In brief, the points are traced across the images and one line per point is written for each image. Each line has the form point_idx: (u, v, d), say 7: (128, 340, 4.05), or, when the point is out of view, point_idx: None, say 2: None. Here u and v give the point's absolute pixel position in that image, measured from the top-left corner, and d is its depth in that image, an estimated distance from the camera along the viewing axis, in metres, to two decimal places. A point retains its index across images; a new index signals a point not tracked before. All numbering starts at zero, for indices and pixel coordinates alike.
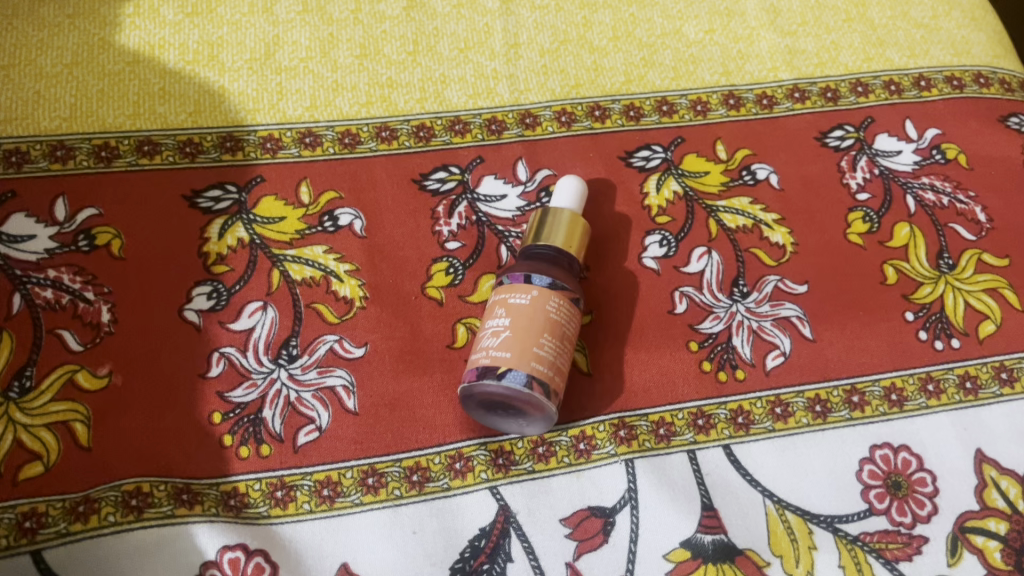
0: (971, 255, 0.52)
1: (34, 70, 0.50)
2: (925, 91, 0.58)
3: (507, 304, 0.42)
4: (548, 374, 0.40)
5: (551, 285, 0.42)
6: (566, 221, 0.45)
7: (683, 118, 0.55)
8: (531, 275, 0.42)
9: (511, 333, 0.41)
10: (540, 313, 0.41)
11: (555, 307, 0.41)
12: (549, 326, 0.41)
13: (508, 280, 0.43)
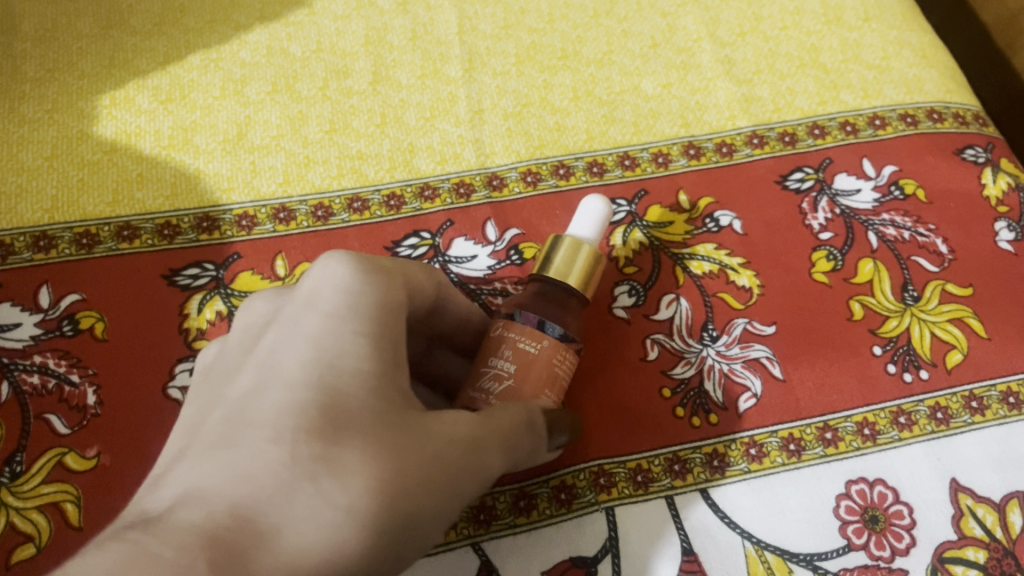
0: (935, 286, 0.53)
1: (16, 164, 0.52)
2: (880, 130, 0.59)
3: (514, 347, 0.39)
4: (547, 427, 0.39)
5: (562, 337, 0.39)
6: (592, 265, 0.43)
7: (645, 171, 0.57)
8: (545, 321, 0.40)
9: (514, 383, 0.39)
10: (547, 368, 0.39)
11: (562, 361, 0.39)
12: (555, 379, 0.39)
13: (522, 318, 0.40)
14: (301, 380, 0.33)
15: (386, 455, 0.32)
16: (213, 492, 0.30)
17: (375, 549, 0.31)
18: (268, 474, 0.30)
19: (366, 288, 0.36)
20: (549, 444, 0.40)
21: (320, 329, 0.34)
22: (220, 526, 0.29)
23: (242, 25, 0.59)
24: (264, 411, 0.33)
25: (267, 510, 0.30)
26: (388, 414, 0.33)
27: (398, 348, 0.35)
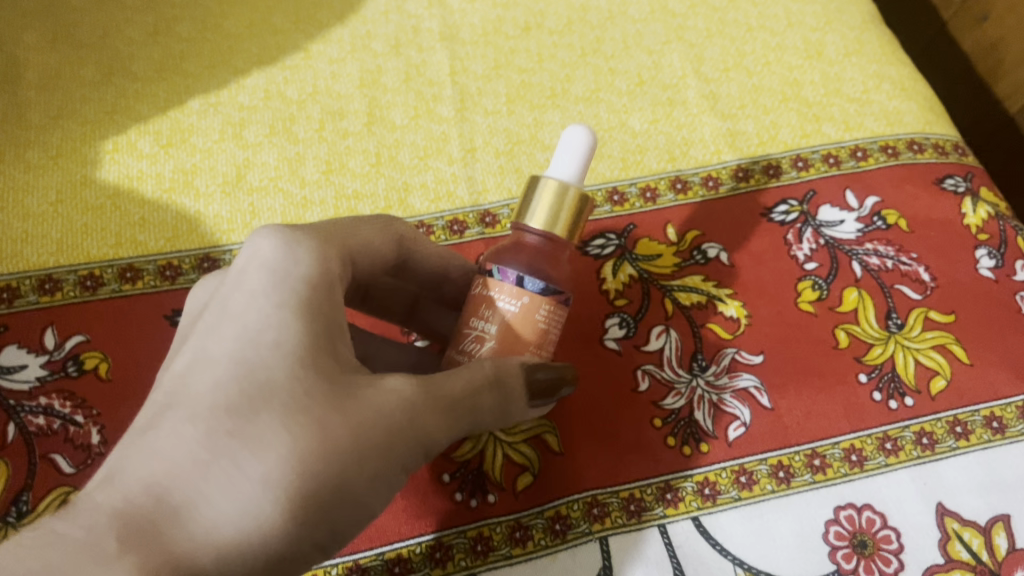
0: (918, 313, 0.55)
1: (22, 210, 0.53)
2: (862, 162, 0.61)
3: (495, 307, 0.37)
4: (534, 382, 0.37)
5: (543, 290, 0.37)
6: (578, 208, 0.39)
7: (633, 206, 0.59)
8: (525, 276, 0.37)
9: (497, 344, 0.37)
10: (529, 323, 0.37)
11: (548, 315, 0.37)
12: (539, 332, 0.37)
13: (501, 274, 0.37)
14: (227, 359, 0.33)
15: (310, 431, 0.32)
16: (132, 471, 0.32)
17: (302, 523, 0.32)
18: (186, 453, 0.32)
19: (289, 264, 0.36)
20: (537, 399, 0.38)
21: (246, 306, 0.35)
22: (134, 505, 0.31)
23: (240, 69, 0.60)
24: (194, 389, 0.33)
25: (197, 501, 0.31)
26: (316, 385, 0.33)
27: (327, 321, 0.35)
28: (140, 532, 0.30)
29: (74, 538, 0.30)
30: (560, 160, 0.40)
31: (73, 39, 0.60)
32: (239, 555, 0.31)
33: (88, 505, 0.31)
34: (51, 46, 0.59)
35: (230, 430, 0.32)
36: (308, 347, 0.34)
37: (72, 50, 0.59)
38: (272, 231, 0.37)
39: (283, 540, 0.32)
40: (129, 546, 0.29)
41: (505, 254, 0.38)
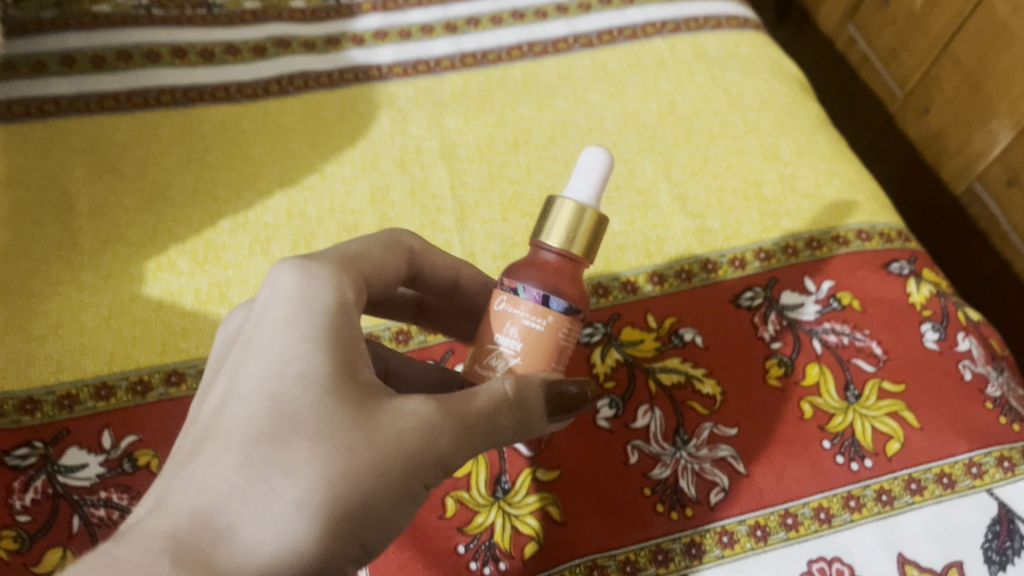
0: (873, 384, 0.62)
1: (78, 325, 0.60)
2: (817, 250, 0.69)
3: (520, 325, 0.40)
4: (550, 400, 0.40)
5: (568, 310, 0.40)
6: (593, 228, 0.42)
7: (616, 298, 0.66)
8: (550, 295, 0.39)
9: (522, 359, 0.40)
10: (550, 341, 0.40)
11: (567, 330, 0.40)
12: (558, 349, 0.40)
13: (525, 292, 0.40)
14: (259, 391, 0.35)
15: (341, 453, 0.34)
16: (177, 500, 0.33)
17: (338, 545, 0.34)
18: (224, 479, 0.33)
19: (308, 293, 0.38)
20: (554, 414, 0.41)
21: (270, 338, 0.37)
22: (181, 530, 0.32)
23: (264, 191, 0.69)
24: (228, 418, 0.35)
25: (240, 526, 0.32)
26: (344, 412, 0.35)
27: (349, 346, 0.37)
28: (191, 552, 0.31)
29: (128, 560, 0.30)
30: (577, 183, 0.43)
31: (118, 172, 0.68)
32: None
33: (138, 531, 0.32)
34: (98, 178, 0.67)
35: (265, 457, 0.34)
36: (334, 374, 0.36)
37: (117, 181, 0.67)
38: (290, 262, 0.40)
39: (320, 564, 0.33)
40: (185, 566, 0.30)
41: (526, 269, 0.41)
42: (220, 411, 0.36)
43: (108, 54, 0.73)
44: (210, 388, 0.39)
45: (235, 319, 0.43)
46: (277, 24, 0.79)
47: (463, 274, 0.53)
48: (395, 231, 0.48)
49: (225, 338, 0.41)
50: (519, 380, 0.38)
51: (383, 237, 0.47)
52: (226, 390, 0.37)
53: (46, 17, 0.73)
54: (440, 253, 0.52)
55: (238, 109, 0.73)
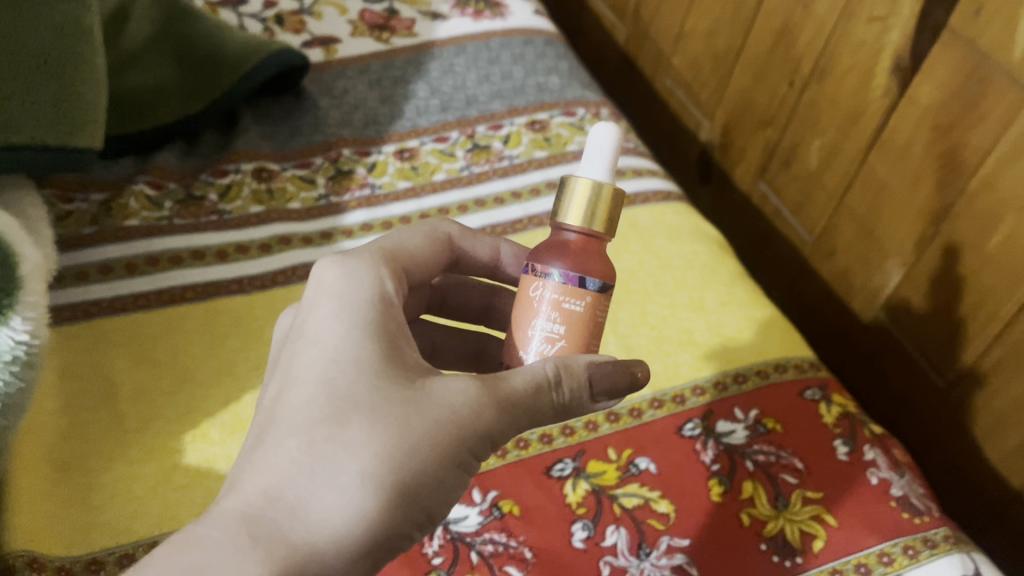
0: (797, 494, 0.74)
1: (130, 494, 0.71)
2: (743, 384, 0.82)
3: (562, 309, 0.50)
4: (589, 381, 0.50)
5: (600, 289, 0.51)
6: (612, 197, 0.52)
7: (581, 436, 0.78)
8: (585, 278, 0.50)
9: (565, 340, 0.51)
10: (589, 320, 0.51)
11: (600, 308, 0.51)
12: (595, 326, 0.51)
13: (561, 278, 0.50)
14: (316, 380, 0.48)
15: (390, 428, 0.46)
16: (254, 476, 0.46)
17: (394, 503, 0.46)
18: (290, 460, 0.46)
19: (349, 292, 0.51)
20: (596, 395, 0.51)
21: (323, 330, 0.50)
22: (258, 505, 0.44)
23: None
24: (290, 405, 0.48)
25: (308, 496, 0.45)
26: (390, 392, 0.48)
27: (386, 332, 0.50)
28: (265, 523, 0.44)
29: (213, 537, 0.43)
30: (598, 154, 0.53)
31: (154, 359, 0.80)
32: (349, 533, 0.45)
33: (217, 510, 0.45)
34: (138, 366, 0.80)
35: (325, 437, 0.46)
36: (374, 360, 0.48)
37: (154, 368, 0.80)
38: (333, 262, 0.53)
39: (380, 519, 0.46)
40: (259, 537, 0.43)
41: (556, 252, 0.52)
42: (282, 397, 0.49)
43: (137, 259, 0.88)
44: (274, 372, 0.52)
45: (291, 306, 0.56)
46: (278, 224, 0.95)
47: (502, 252, 0.69)
48: (432, 222, 0.64)
49: (285, 326, 0.54)
50: (559, 363, 0.49)
51: (423, 229, 0.63)
52: (286, 377, 0.49)
53: (85, 233, 0.89)
54: (478, 238, 0.67)
55: (250, 299, 0.87)
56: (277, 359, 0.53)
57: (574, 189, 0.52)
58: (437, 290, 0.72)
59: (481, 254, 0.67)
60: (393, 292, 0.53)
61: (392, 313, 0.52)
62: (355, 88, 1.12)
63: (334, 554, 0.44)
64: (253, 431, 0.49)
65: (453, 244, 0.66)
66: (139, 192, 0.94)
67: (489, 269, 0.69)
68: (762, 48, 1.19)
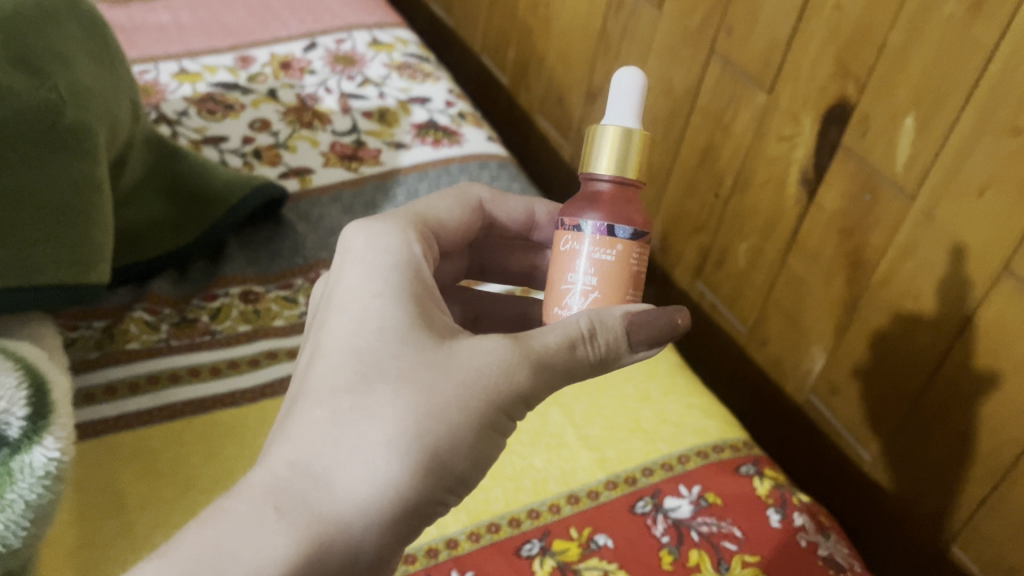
0: (737, 558, 0.84)
1: None
2: (686, 464, 0.93)
3: (595, 260, 0.64)
4: (622, 333, 0.61)
5: (629, 237, 0.64)
6: (641, 143, 0.67)
7: (546, 517, 0.87)
8: (613, 227, 0.64)
9: (597, 289, 0.65)
10: (620, 267, 0.65)
11: (631, 255, 0.65)
12: (629, 273, 0.65)
13: (593, 232, 0.65)
14: (348, 360, 0.59)
15: (411, 395, 0.57)
16: (291, 446, 0.56)
17: (419, 463, 0.56)
18: (318, 434, 0.56)
19: (377, 282, 0.63)
20: (631, 345, 0.62)
21: (357, 313, 0.61)
22: (288, 473, 0.55)
23: None
24: (322, 383, 0.59)
25: (334, 463, 0.55)
26: (414, 364, 0.58)
27: (413, 312, 0.61)
28: (294, 488, 0.54)
29: (239, 507, 0.53)
30: (625, 101, 0.68)
31: (159, 469, 0.89)
32: (374, 491, 0.55)
33: (249, 482, 0.55)
34: (145, 477, 0.88)
35: (351, 409, 0.57)
36: (397, 338, 0.59)
37: (160, 477, 0.88)
38: (366, 254, 0.65)
39: (405, 477, 0.55)
40: (285, 503, 0.53)
41: (594, 203, 0.66)
42: (316, 375, 0.60)
43: (140, 379, 0.97)
44: (311, 353, 0.63)
45: (325, 288, 0.68)
46: (266, 339, 1.06)
47: (536, 210, 0.87)
48: (467, 186, 0.83)
49: (322, 310, 0.66)
50: (591, 318, 0.61)
51: (459, 195, 0.81)
52: (321, 357, 0.61)
53: (92, 357, 0.98)
54: (508, 202, 0.85)
55: (243, 410, 0.97)
56: (315, 339, 0.64)
57: (604, 133, 0.66)
58: (475, 258, 0.91)
59: (514, 212, 0.85)
60: (422, 278, 0.65)
61: (420, 294, 0.63)
62: (329, 214, 1.24)
63: (361, 509, 0.54)
64: (291, 405, 0.60)
65: (486, 207, 0.84)
66: (137, 318, 1.04)
67: (528, 228, 0.87)
68: (691, 163, 1.34)
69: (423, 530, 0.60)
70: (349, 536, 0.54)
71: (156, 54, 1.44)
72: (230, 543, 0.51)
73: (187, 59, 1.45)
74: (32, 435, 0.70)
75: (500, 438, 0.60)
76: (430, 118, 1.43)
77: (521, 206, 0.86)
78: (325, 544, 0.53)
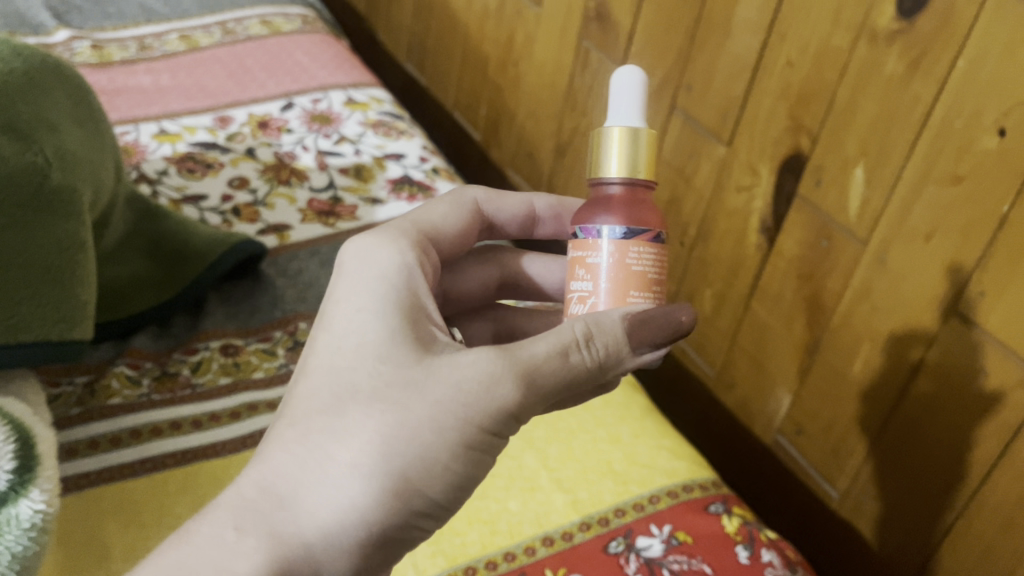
0: None
1: None
2: (657, 503, 0.96)
3: (589, 266, 0.69)
4: (618, 339, 0.64)
5: (619, 236, 0.68)
6: (648, 141, 0.71)
7: (521, 559, 0.89)
8: (605, 230, 0.68)
9: (592, 294, 0.69)
10: (614, 271, 0.68)
11: (628, 255, 0.68)
12: (628, 274, 0.68)
13: (587, 237, 0.69)
14: (325, 384, 0.63)
15: (382, 417, 0.60)
16: (264, 466, 0.60)
17: (387, 483, 0.59)
18: (288, 456, 0.60)
19: (366, 303, 0.67)
20: (630, 350, 0.65)
21: (343, 335, 0.65)
22: (256, 494, 0.59)
23: None
24: (303, 405, 0.63)
25: (301, 484, 0.59)
26: (391, 386, 0.61)
27: (398, 331, 0.65)
28: (258, 508, 0.59)
29: (205, 528, 0.59)
30: (627, 104, 0.72)
31: (141, 522, 0.91)
32: (339, 510, 0.58)
33: (222, 501, 0.60)
34: (127, 530, 0.90)
35: (322, 433, 0.61)
36: (377, 360, 0.63)
37: (142, 529, 0.90)
38: (362, 273, 0.70)
39: (371, 497, 0.59)
40: (245, 522, 0.58)
41: (594, 206, 0.71)
42: (299, 398, 0.64)
43: (122, 433, 0.99)
44: (299, 373, 0.67)
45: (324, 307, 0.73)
46: (246, 392, 1.08)
47: (535, 205, 0.90)
48: (460, 190, 0.86)
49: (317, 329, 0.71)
50: (587, 325, 0.64)
51: (453, 197, 0.85)
52: (306, 378, 0.65)
53: (74, 413, 1.00)
54: (505, 199, 0.89)
55: (224, 461, 0.99)
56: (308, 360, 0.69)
57: (610, 133, 0.70)
58: (505, 274, 0.94)
59: (514, 205, 0.89)
60: (418, 297, 0.69)
61: (412, 312, 0.67)
62: (307, 268, 1.27)
63: (324, 528, 0.58)
64: (274, 425, 0.65)
65: (482, 205, 0.87)
66: (119, 373, 1.06)
67: (529, 221, 0.91)
68: None
69: (399, 548, 0.62)
70: (311, 552, 0.58)
71: (136, 115, 1.48)
72: (193, 562, 0.57)
73: (166, 120, 1.49)
74: (18, 487, 0.72)
75: (486, 455, 0.62)
76: (404, 174, 1.47)
77: (520, 202, 0.90)
78: (292, 568, 0.57)
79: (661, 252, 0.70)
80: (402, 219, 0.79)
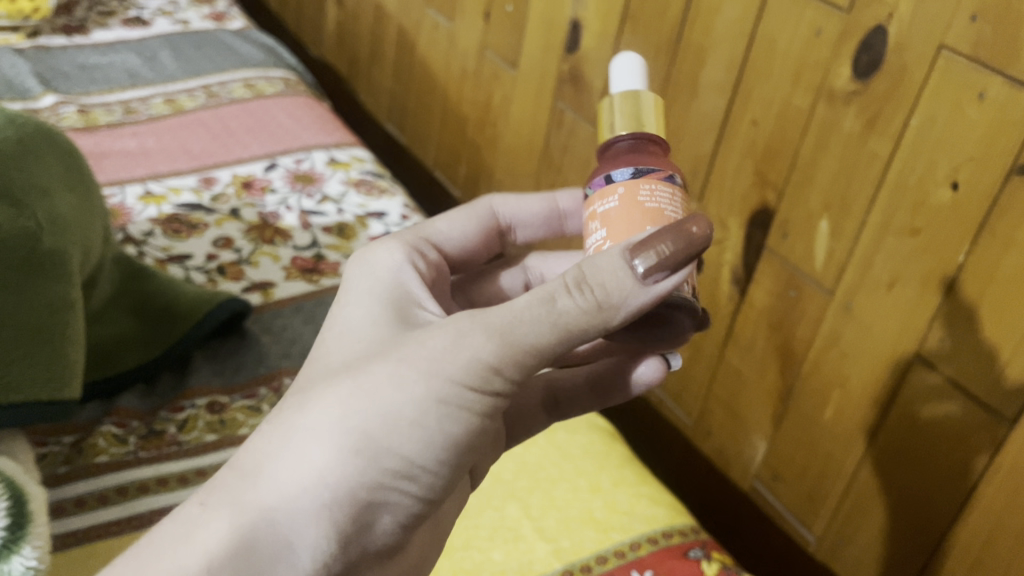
0: None
1: None
2: (638, 550, 0.98)
3: (601, 213, 0.69)
4: (618, 273, 0.62)
5: (628, 175, 0.69)
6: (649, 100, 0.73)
7: None
8: (614, 174, 0.69)
9: (607, 236, 0.68)
10: (625, 207, 0.67)
11: (638, 193, 0.68)
12: (638, 207, 0.67)
13: (598, 187, 0.70)
14: (307, 372, 0.70)
15: (345, 383, 0.65)
16: (245, 446, 0.67)
17: (346, 441, 0.63)
18: (263, 433, 0.67)
19: (353, 300, 0.74)
20: (636, 282, 0.62)
21: (332, 329, 0.73)
22: (231, 468, 0.66)
23: None
24: (289, 394, 0.70)
25: (269, 454, 0.65)
26: (359, 359, 0.67)
27: (378, 317, 0.71)
28: (229, 480, 0.65)
29: (187, 503, 0.66)
30: (631, 74, 0.76)
31: None
32: (301, 472, 0.64)
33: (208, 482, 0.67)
34: None
35: (292, 408, 0.67)
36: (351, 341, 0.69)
37: None
38: (357, 277, 0.77)
39: (331, 456, 0.63)
40: (215, 491, 0.65)
41: (605, 164, 0.72)
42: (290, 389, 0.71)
43: (109, 491, 1.00)
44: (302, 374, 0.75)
45: None
46: (232, 448, 1.09)
47: (557, 202, 0.93)
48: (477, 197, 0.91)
49: None
50: (581, 271, 0.64)
51: (468, 206, 0.90)
52: (301, 372, 0.72)
53: (61, 472, 1.01)
54: (527, 198, 0.91)
55: None
56: None
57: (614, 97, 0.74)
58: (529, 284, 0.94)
59: (534, 201, 0.92)
60: (408, 290, 0.75)
61: (399, 300, 0.74)
62: (291, 325, 1.30)
63: (286, 487, 0.63)
64: None
65: (500, 205, 0.91)
66: (106, 432, 1.08)
67: (556, 220, 0.93)
68: None
69: (380, 509, 0.65)
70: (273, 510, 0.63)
71: (121, 178, 1.51)
72: (172, 531, 0.63)
73: (152, 182, 1.52)
74: (10, 544, 0.73)
75: (465, 412, 0.64)
76: (387, 231, 1.50)
77: (541, 200, 0.92)
78: (257, 523, 0.62)
79: (677, 192, 0.69)
80: (410, 231, 0.85)
